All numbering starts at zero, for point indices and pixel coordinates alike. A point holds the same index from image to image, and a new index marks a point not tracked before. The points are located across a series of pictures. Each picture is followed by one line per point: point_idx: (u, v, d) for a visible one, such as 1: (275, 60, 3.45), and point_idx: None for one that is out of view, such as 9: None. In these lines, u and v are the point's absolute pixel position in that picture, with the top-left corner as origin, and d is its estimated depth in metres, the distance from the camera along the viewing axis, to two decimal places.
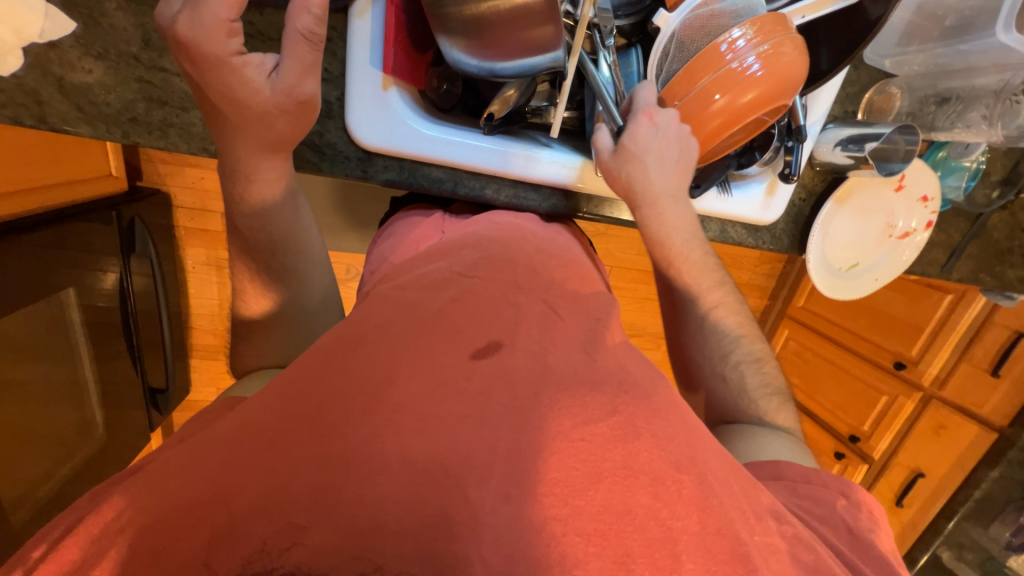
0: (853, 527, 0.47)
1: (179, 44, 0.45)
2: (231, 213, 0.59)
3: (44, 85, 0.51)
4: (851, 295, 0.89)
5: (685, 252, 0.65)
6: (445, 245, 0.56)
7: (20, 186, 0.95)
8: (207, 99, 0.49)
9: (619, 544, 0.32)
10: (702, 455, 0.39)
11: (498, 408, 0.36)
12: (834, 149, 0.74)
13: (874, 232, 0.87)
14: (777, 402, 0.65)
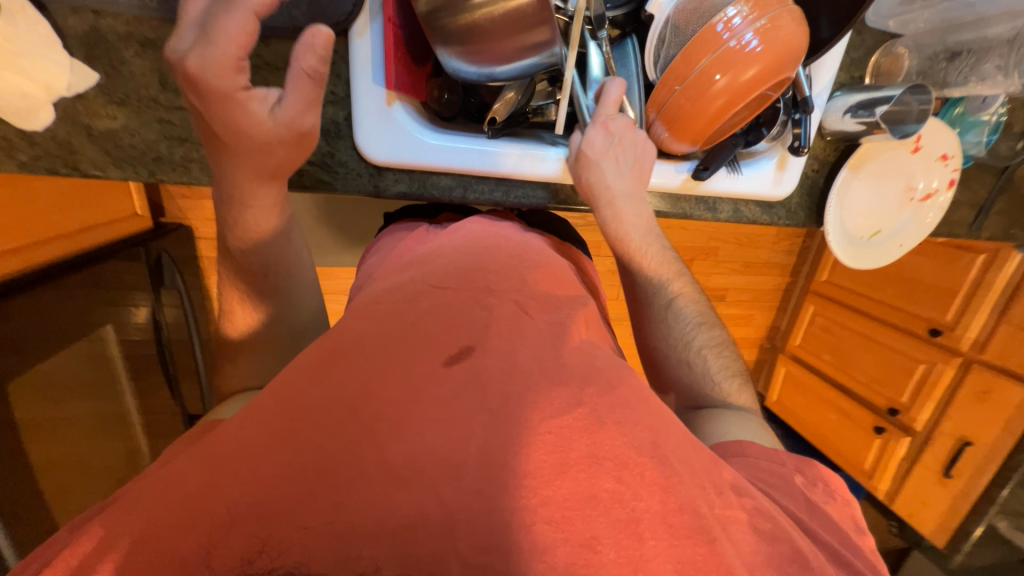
0: (810, 498, 0.45)
1: (189, 81, 0.46)
2: (223, 237, 0.60)
3: (76, 135, 0.55)
4: (874, 262, 0.87)
5: (642, 246, 0.64)
6: (423, 256, 0.57)
7: (50, 235, 1.00)
8: (212, 131, 0.50)
9: (586, 528, 0.34)
10: (662, 436, 0.41)
11: (477, 413, 0.38)
12: (844, 117, 0.73)
13: (896, 197, 0.84)
14: (738, 384, 0.63)
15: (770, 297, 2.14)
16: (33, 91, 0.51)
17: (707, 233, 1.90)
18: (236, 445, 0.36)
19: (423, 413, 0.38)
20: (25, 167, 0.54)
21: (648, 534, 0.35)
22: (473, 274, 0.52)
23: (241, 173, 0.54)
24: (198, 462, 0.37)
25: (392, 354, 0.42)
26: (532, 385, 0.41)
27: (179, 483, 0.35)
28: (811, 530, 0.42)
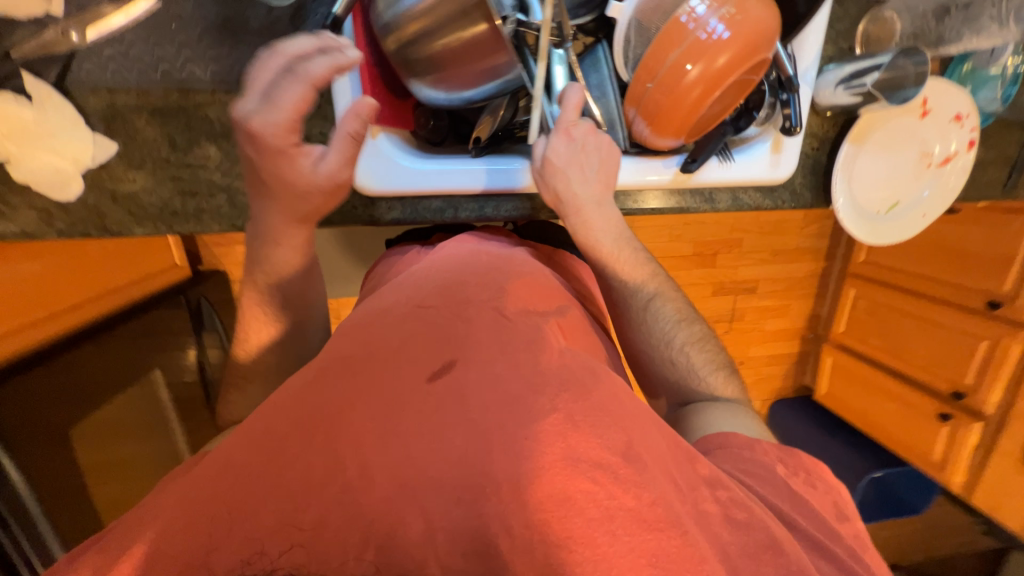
0: (791, 485, 0.56)
1: (254, 135, 0.52)
2: (250, 269, 0.63)
3: (102, 199, 0.61)
4: (897, 237, 0.82)
5: (619, 255, 0.70)
6: (435, 283, 0.64)
7: (88, 295, 1.07)
8: (259, 178, 0.56)
9: (563, 529, 0.44)
10: (639, 440, 0.50)
11: (459, 433, 0.47)
12: (837, 90, 0.70)
13: (911, 164, 0.79)
14: (722, 376, 0.72)
15: (806, 283, 2.03)
16: (64, 166, 0.58)
17: (728, 224, 1.85)
18: (281, 473, 0.45)
19: (438, 432, 0.47)
20: (63, 233, 0.61)
21: (620, 531, 0.44)
22: (455, 295, 0.62)
23: (274, 213, 0.58)
24: (244, 483, 0.44)
25: (410, 384, 0.51)
26: (525, 403, 0.49)
27: (231, 505, 0.43)
28: (789, 519, 0.52)
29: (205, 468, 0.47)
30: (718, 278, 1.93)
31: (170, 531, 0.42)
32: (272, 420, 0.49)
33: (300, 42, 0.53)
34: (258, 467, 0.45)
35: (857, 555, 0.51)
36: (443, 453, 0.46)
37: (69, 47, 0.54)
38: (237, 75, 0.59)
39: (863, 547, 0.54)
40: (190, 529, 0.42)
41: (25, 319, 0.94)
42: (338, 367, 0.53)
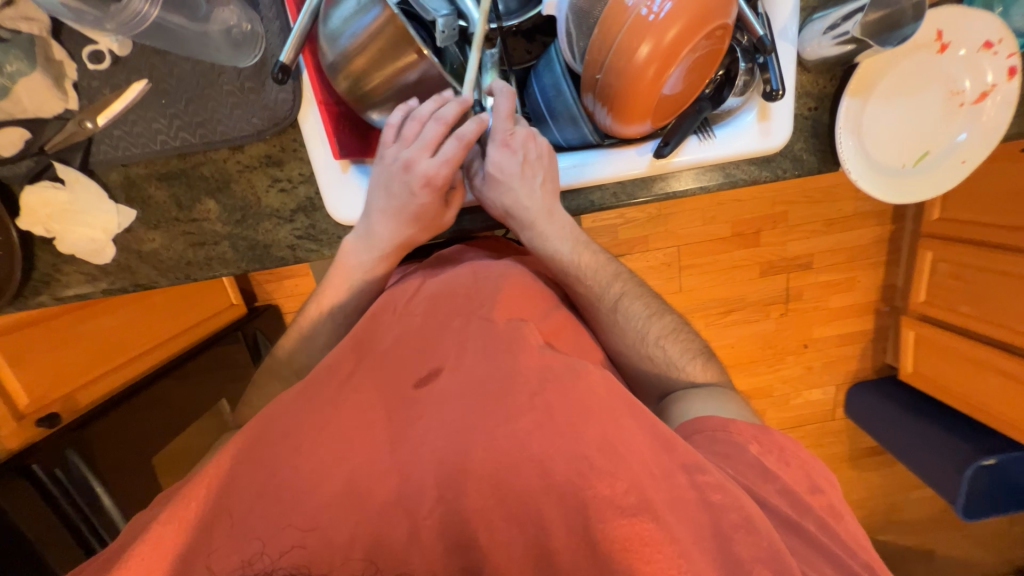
0: (767, 467, 0.62)
1: (438, 186, 0.62)
2: (348, 274, 0.71)
3: (131, 259, 0.71)
4: (930, 191, 0.71)
5: (580, 263, 0.74)
6: (429, 303, 0.70)
7: (152, 343, 1.23)
8: (407, 211, 0.64)
9: (532, 526, 0.49)
10: (615, 436, 0.53)
11: (440, 441, 0.52)
12: (823, 40, 0.63)
13: (938, 106, 0.69)
14: (700, 363, 0.77)
15: (872, 252, 1.83)
16: (97, 235, 0.68)
17: (769, 198, 1.72)
18: (285, 485, 0.50)
19: (427, 438, 0.53)
20: (106, 291, 0.72)
21: (595, 520, 0.48)
22: (439, 312, 0.68)
23: (393, 236, 0.66)
24: (249, 496, 0.50)
25: (398, 394, 0.59)
26: (504, 403, 0.54)
27: (240, 516, 0.48)
28: (762, 500, 0.58)
29: (207, 486, 0.52)
30: (765, 257, 1.78)
31: (190, 540, 0.48)
32: (278, 436, 0.54)
33: (457, 106, 0.59)
34: (263, 479, 0.51)
35: (821, 525, 0.58)
36: (429, 458, 0.52)
37: (85, 134, 0.63)
38: (222, 133, 0.65)
39: (835, 515, 0.62)
40: (207, 538, 0.48)
41: (106, 368, 1.13)
42: (335, 385, 0.60)
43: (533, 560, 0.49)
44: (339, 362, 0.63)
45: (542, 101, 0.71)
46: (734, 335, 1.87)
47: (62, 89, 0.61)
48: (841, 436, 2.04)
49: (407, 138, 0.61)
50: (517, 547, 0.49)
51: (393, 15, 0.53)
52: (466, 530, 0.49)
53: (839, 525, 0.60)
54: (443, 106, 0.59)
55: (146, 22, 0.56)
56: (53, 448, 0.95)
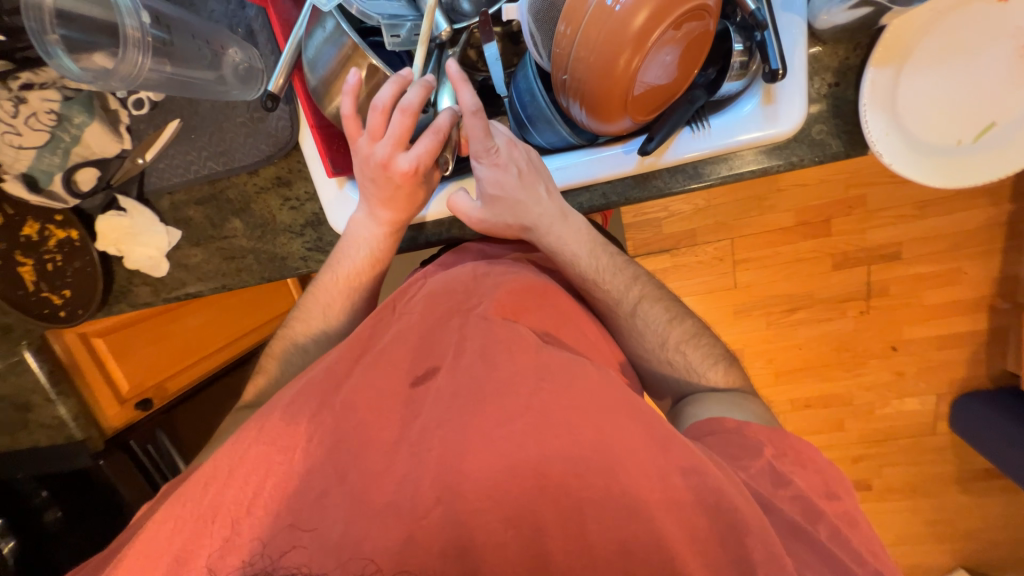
0: (778, 470, 0.57)
1: (415, 178, 0.63)
2: (350, 225, 0.70)
3: (180, 272, 0.83)
4: (992, 174, 0.58)
5: (598, 268, 0.70)
6: (426, 299, 0.66)
7: (234, 337, 1.41)
8: (400, 196, 0.65)
9: (516, 523, 0.50)
10: (596, 442, 0.52)
11: (419, 439, 0.55)
12: (833, 5, 0.55)
13: (1004, 66, 0.56)
14: (723, 369, 0.70)
15: (983, 238, 1.52)
16: (153, 253, 0.81)
17: (843, 179, 1.48)
18: (282, 481, 0.53)
19: (423, 438, 0.54)
20: (165, 299, 0.85)
21: (589, 519, 0.50)
22: (437, 311, 0.65)
23: (394, 223, 0.68)
24: (251, 488, 0.53)
25: (399, 392, 0.59)
26: (496, 406, 0.54)
27: (246, 508, 0.52)
28: (769, 504, 0.54)
29: (198, 484, 0.55)
30: (838, 247, 1.56)
31: (192, 528, 0.51)
32: (276, 432, 0.56)
33: (422, 91, 0.57)
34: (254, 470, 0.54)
35: (832, 532, 0.53)
36: (420, 457, 0.53)
37: (138, 169, 0.75)
38: (240, 160, 0.73)
39: (852, 523, 0.56)
40: (212, 525, 0.51)
41: (190, 361, 1.31)
42: (331, 388, 0.59)
43: (528, 562, 0.49)
44: (336, 357, 0.63)
45: (519, 106, 0.70)
46: (802, 335, 1.68)
47: (118, 132, 0.73)
48: (945, 452, 1.75)
49: (376, 130, 0.60)
50: (513, 547, 0.50)
51: (356, 45, 0.59)
52: (465, 533, 0.50)
53: (852, 534, 0.54)
54: (406, 93, 0.58)
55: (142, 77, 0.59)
56: (146, 428, 1.20)
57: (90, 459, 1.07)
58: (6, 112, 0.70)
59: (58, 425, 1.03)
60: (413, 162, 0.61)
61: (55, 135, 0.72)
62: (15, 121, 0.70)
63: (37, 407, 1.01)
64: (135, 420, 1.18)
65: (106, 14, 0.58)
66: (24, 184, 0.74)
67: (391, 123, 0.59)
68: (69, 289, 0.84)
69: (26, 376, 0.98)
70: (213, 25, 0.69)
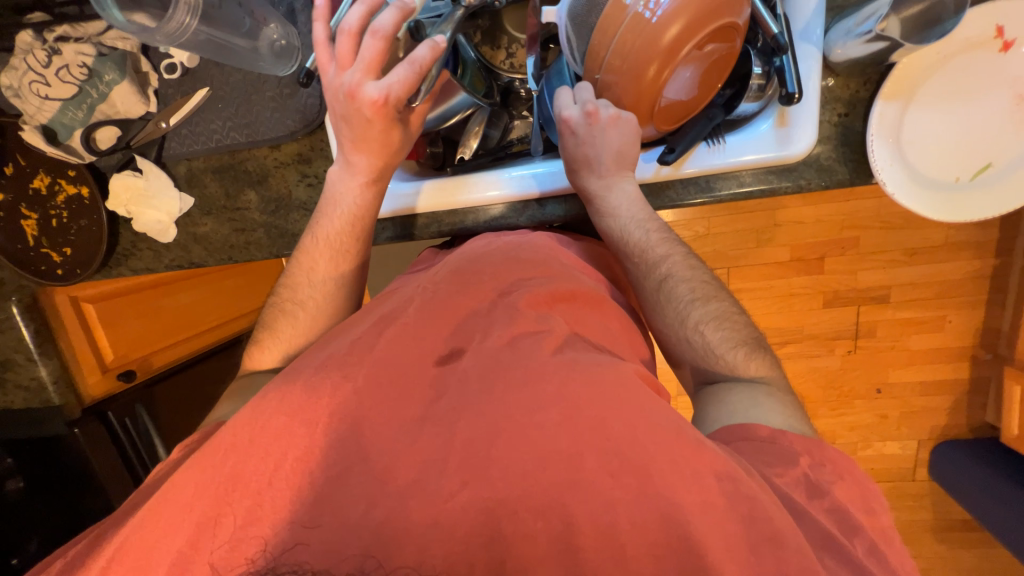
0: (815, 480, 0.54)
1: (387, 111, 0.57)
2: (332, 182, 0.69)
3: (190, 241, 0.83)
4: (991, 211, 0.62)
5: (631, 240, 0.67)
6: (460, 263, 0.71)
7: (230, 318, 1.43)
8: (370, 135, 0.61)
9: (536, 520, 0.49)
10: (612, 444, 0.50)
11: (432, 420, 0.54)
12: (849, 39, 0.59)
13: (999, 112, 0.60)
14: (744, 353, 0.65)
15: (968, 289, 1.55)
16: (163, 218, 0.80)
17: (838, 221, 1.52)
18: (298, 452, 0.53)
19: (444, 420, 0.54)
20: (172, 266, 0.85)
21: (622, 520, 0.48)
22: (463, 279, 0.67)
23: (370, 169, 0.65)
24: (272, 457, 0.53)
25: (426, 371, 0.58)
26: (513, 394, 0.53)
27: (268, 478, 0.52)
28: (801, 509, 0.50)
29: (208, 449, 0.55)
30: (831, 286, 1.59)
31: (220, 489, 0.52)
32: (295, 401, 0.55)
33: (396, 14, 0.53)
34: (264, 439, 0.53)
35: (870, 548, 0.50)
36: (445, 435, 0.52)
37: (160, 132, 0.75)
38: (264, 134, 0.74)
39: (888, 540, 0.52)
40: (236, 490, 0.52)
41: (175, 339, 1.29)
42: (353, 358, 0.58)
43: (557, 555, 0.48)
44: (358, 339, 0.62)
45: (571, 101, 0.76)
46: (791, 370, 1.69)
47: (146, 94, 0.75)
48: (923, 500, 1.77)
49: (345, 57, 0.56)
50: (542, 539, 0.49)
51: None
52: (492, 519, 0.49)
53: (890, 550, 0.51)
54: (379, 17, 0.54)
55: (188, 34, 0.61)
56: (126, 402, 1.12)
57: (65, 426, 1.02)
58: (40, 61, 0.69)
59: (36, 388, 1.00)
60: (382, 91, 0.55)
61: (83, 89, 0.71)
62: (46, 71, 0.70)
63: (17, 366, 0.98)
64: (114, 393, 1.12)
65: None
66: (43, 135, 0.73)
67: (363, 47, 0.53)
68: (70, 247, 0.83)
69: (11, 333, 0.96)
70: None
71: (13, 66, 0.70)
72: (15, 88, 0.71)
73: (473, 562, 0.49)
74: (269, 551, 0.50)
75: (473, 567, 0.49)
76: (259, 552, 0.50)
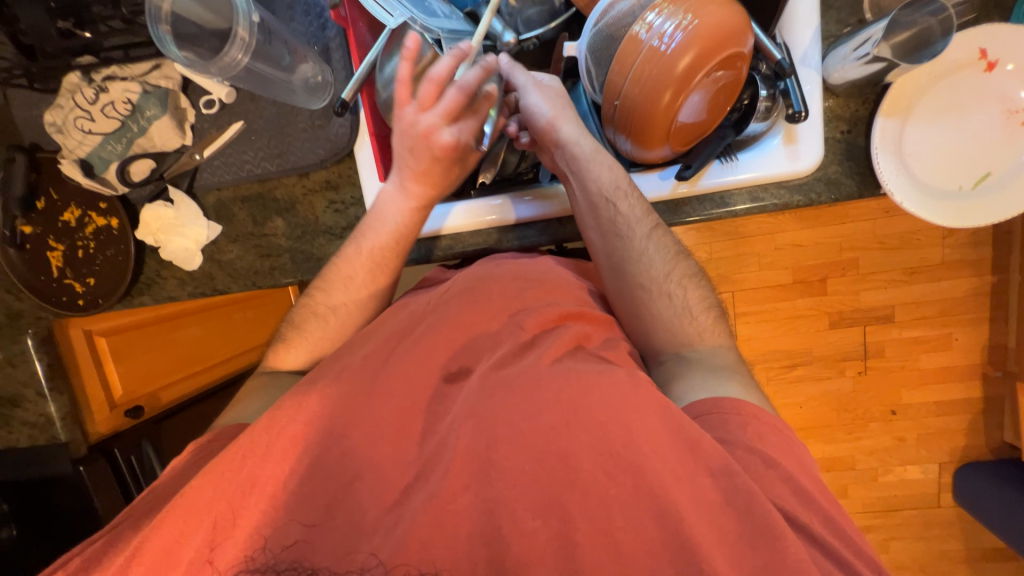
0: (817, 484, 0.53)
1: (453, 153, 0.64)
2: (382, 195, 0.71)
3: (214, 268, 0.84)
4: (996, 216, 0.65)
5: (625, 184, 0.67)
6: (473, 279, 0.69)
7: (240, 351, 1.40)
8: (430, 170, 0.66)
9: (532, 524, 0.47)
10: (622, 445, 0.49)
11: (442, 426, 0.54)
12: (847, 63, 0.64)
13: (990, 126, 0.65)
14: (714, 317, 0.66)
15: (970, 307, 1.57)
16: (190, 245, 0.81)
17: (834, 243, 1.55)
18: (300, 458, 0.53)
19: (456, 427, 0.53)
20: (193, 293, 0.85)
21: (618, 519, 0.47)
22: (473, 295, 0.66)
23: (424, 199, 0.69)
24: (286, 464, 0.52)
25: (434, 382, 0.59)
26: (525, 399, 0.53)
27: (274, 487, 0.51)
28: (811, 511, 0.49)
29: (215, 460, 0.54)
30: (834, 307, 1.60)
31: (229, 500, 0.50)
32: (313, 411, 0.55)
33: (480, 73, 0.58)
34: (270, 449, 0.53)
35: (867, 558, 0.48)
36: (451, 441, 0.52)
37: (193, 163, 0.78)
38: (294, 162, 0.78)
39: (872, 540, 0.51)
40: (252, 493, 0.51)
41: (185, 374, 1.26)
42: (368, 373, 0.59)
43: (556, 554, 0.47)
44: (374, 351, 0.62)
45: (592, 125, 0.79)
46: (805, 394, 1.67)
47: (182, 129, 0.78)
48: (951, 528, 1.70)
49: (426, 100, 0.58)
50: (541, 537, 0.47)
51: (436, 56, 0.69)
52: (492, 521, 0.48)
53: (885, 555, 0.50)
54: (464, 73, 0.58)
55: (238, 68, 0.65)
56: (132, 439, 1.07)
57: (70, 465, 0.97)
58: (86, 98, 0.76)
59: (43, 424, 0.97)
60: (454, 137, 0.62)
61: (126, 124, 0.77)
62: (91, 108, 0.76)
63: (27, 402, 0.96)
64: (121, 429, 1.09)
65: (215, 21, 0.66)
66: (80, 168, 0.77)
67: (444, 98, 0.59)
68: (94, 278, 0.84)
69: (26, 367, 0.95)
70: (294, 36, 0.75)
71: (58, 104, 0.76)
72: (58, 124, 0.76)
73: (473, 563, 0.47)
74: (268, 549, 0.48)
75: (475, 567, 0.47)
76: (259, 549, 0.48)
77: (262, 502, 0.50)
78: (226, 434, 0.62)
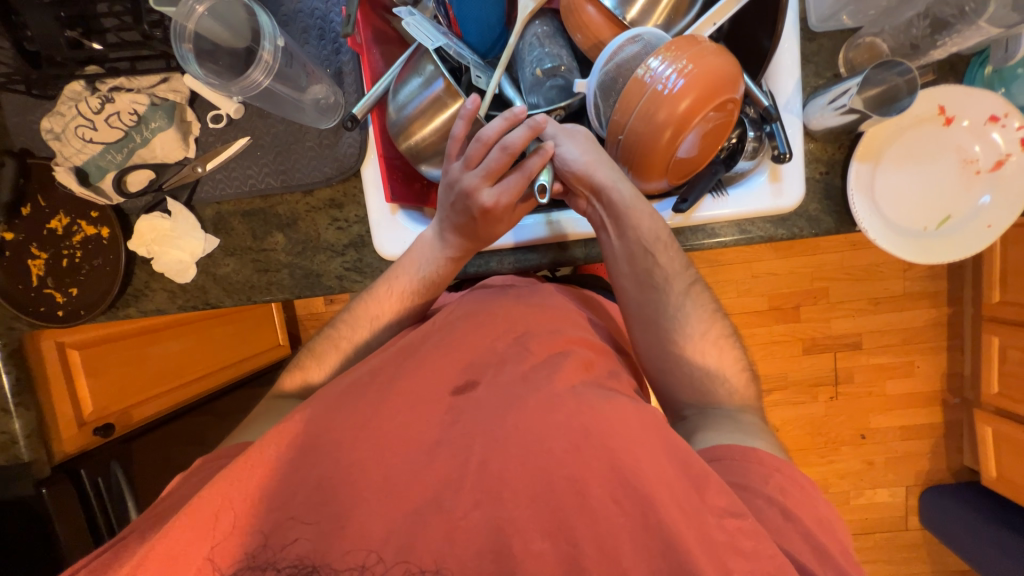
0: (811, 503, 0.55)
1: (495, 211, 0.67)
2: (417, 239, 0.73)
3: (207, 282, 0.83)
4: (956, 253, 0.72)
5: (665, 238, 0.70)
6: (474, 305, 0.70)
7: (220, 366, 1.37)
8: (474, 224, 0.69)
9: (541, 541, 0.48)
10: (630, 463, 0.51)
11: (449, 443, 0.55)
12: (825, 111, 0.70)
13: (950, 174, 0.72)
14: (745, 380, 0.70)
15: (930, 335, 1.67)
16: (184, 258, 0.80)
17: (808, 273, 1.63)
18: (301, 475, 0.51)
19: (463, 444, 0.54)
20: (183, 306, 0.83)
21: (625, 535, 0.48)
22: (478, 315, 0.68)
23: (459, 252, 0.73)
24: (289, 480, 0.51)
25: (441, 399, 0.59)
26: (533, 416, 0.55)
27: (274, 505, 0.50)
28: (805, 528, 0.52)
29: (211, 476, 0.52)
30: (807, 334, 1.67)
31: (228, 518, 0.48)
32: (318, 426, 0.55)
33: (526, 133, 0.61)
34: (271, 466, 0.51)
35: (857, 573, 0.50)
36: (461, 458, 0.53)
37: (194, 177, 0.78)
38: (299, 179, 0.79)
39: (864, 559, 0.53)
40: (254, 509, 0.49)
41: (161, 389, 1.21)
42: (374, 389, 0.59)
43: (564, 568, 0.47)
44: (380, 368, 0.62)
45: None
46: (780, 418, 1.72)
47: (187, 141, 0.78)
48: (918, 551, 1.76)
49: (472, 159, 0.64)
50: (548, 550, 0.48)
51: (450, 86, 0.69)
52: (500, 538, 0.48)
53: None
54: (510, 134, 0.62)
55: (257, 88, 0.66)
56: (102, 459, 1.01)
57: (32, 487, 0.91)
58: (91, 108, 0.75)
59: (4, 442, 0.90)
60: (496, 195, 0.65)
61: (128, 134, 0.76)
62: (96, 117, 0.75)
63: None
64: (88, 448, 1.02)
65: (235, 42, 0.67)
66: (76, 176, 0.76)
67: (489, 157, 0.63)
68: (77, 287, 0.81)
69: None
70: (308, 58, 0.77)
71: (58, 112, 0.75)
72: (56, 131, 0.76)
73: None
74: (270, 547, 0.48)
75: None
76: (260, 548, 0.48)
77: (263, 521, 0.49)
78: (231, 451, 0.60)
